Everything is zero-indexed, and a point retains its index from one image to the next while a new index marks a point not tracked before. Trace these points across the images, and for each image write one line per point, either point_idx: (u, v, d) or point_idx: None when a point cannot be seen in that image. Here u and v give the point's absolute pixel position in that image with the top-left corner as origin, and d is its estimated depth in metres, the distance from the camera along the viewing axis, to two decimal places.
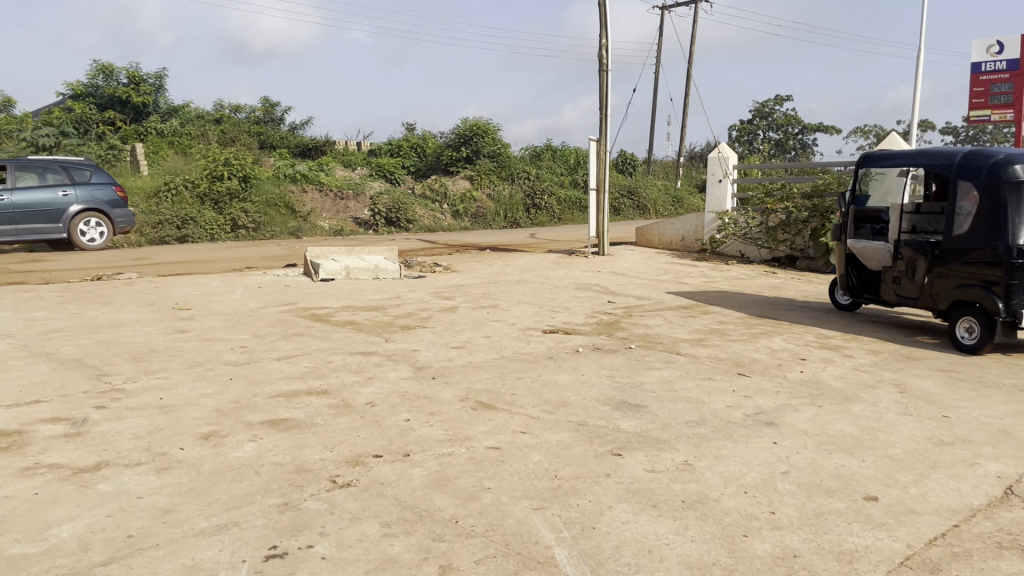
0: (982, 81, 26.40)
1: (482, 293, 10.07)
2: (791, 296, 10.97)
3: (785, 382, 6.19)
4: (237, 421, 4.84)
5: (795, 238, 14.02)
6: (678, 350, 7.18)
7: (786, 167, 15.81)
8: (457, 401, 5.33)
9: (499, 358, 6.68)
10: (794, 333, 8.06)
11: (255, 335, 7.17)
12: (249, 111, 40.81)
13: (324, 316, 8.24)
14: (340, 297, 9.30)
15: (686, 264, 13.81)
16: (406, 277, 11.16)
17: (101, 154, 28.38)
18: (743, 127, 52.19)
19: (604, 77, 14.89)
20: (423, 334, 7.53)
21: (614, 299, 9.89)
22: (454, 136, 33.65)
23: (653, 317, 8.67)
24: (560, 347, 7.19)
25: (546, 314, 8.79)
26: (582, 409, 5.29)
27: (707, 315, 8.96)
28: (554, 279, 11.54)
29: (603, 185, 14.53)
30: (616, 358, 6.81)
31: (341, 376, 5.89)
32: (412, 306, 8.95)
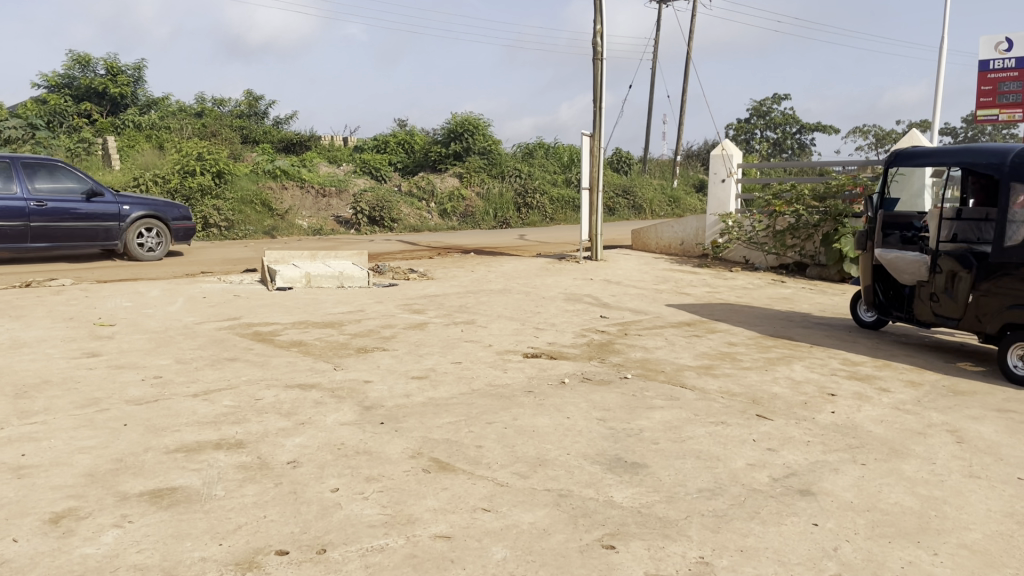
0: (990, 78, 25.14)
1: (459, 305, 8.92)
2: (805, 310, 9.84)
3: (815, 428, 5.05)
4: (107, 492, 3.67)
5: (806, 243, 13.01)
6: (682, 382, 6.04)
7: (794, 165, 14.70)
8: (404, 460, 4.17)
9: (467, 392, 5.52)
10: (816, 359, 6.92)
11: (178, 362, 6.00)
12: (232, 105, 39.63)
13: (269, 335, 7.08)
14: (294, 311, 8.14)
15: (686, 271, 12.69)
16: (375, 285, 10.00)
17: (72, 147, 27.18)
18: (739, 126, 51.09)
19: (599, 66, 13.77)
20: (381, 358, 6.38)
21: (607, 314, 8.75)
22: (444, 132, 32.50)
23: (652, 337, 7.53)
24: (542, 378, 6.03)
25: (529, 332, 7.64)
26: (564, 470, 4.13)
27: (714, 333, 7.83)
28: (541, 288, 10.38)
29: (595, 184, 13.41)
30: (609, 393, 5.65)
31: (266, 421, 4.72)
32: (376, 321, 7.80)
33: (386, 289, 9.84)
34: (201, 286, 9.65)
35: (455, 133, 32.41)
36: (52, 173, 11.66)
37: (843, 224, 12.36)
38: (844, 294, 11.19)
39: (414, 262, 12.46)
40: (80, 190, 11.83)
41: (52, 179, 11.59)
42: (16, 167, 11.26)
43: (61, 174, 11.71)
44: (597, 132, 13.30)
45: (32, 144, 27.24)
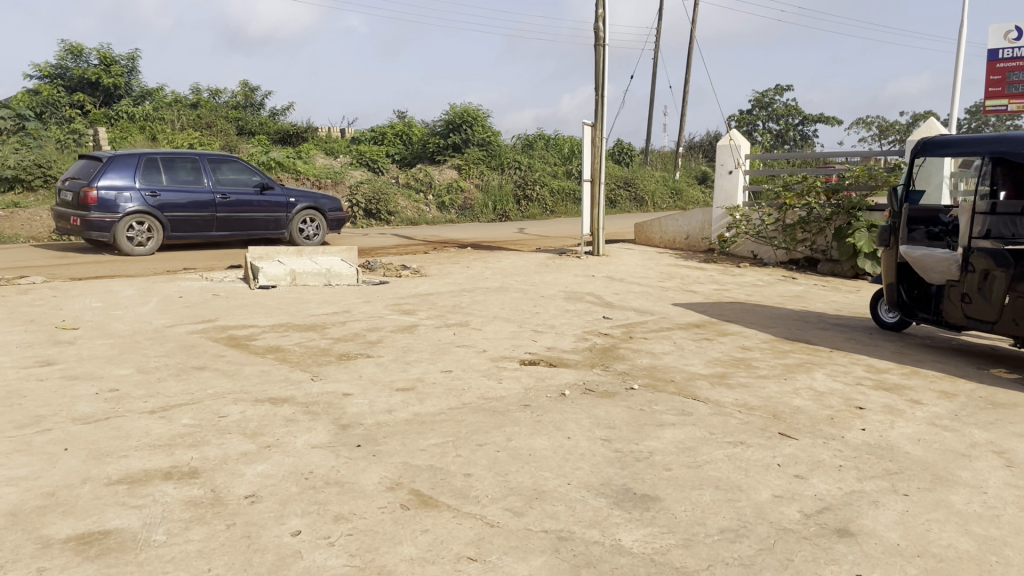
0: (999, 68, 24.44)
1: (452, 305, 8.37)
2: (820, 309, 9.27)
3: (847, 449, 4.50)
4: (27, 538, 3.13)
5: (816, 238, 12.42)
6: (694, 393, 5.49)
7: (804, 156, 14.08)
8: (380, 493, 3.62)
9: (457, 407, 4.97)
10: (838, 366, 6.36)
11: (140, 372, 5.45)
12: (228, 96, 39.03)
13: (245, 339, 6.53)
14: (274, 312, 7.58)
15: (692, 268, 12.12)
16: (364, 283, 9.44)
17: (62, 138, 26.61)
18: (742, 118, 50.42)
19: (600, 53, 13.21)
20: (364, 367, 5.82)
21: (611, 315, 8.21)
22: (442, 123, 31.90)
23: (659, 341, 6.99)
24: (540, 389, 5.48)
25: (526, 335, 7.09)
26: (563, 505, 3.58)
27: (726, 337, 7.28)
28: (540, 286, 9.83)
29: (597, 177, 12.84)
30: (614, 407, 5.10)
31: (228, 444, 4.18)
32: (362, 323, 7.25)
33: (376, 287, 9.28)
34: (180, 283, 9.11)
35: (453, 124, 31.78)
36: (228, 169, 13.02)
37: (856, 217, 11.81)
38: (859, 291, 10.62)
39: (408, 258, 11.90)
40: (252, 182, 13.20)
41: (231, 174, 12.96)
42: (202, 163, 12.70)
43: (233, 168, 13.05)
44: (599, 122, 12.73)
45: (22, 134, 26.68)
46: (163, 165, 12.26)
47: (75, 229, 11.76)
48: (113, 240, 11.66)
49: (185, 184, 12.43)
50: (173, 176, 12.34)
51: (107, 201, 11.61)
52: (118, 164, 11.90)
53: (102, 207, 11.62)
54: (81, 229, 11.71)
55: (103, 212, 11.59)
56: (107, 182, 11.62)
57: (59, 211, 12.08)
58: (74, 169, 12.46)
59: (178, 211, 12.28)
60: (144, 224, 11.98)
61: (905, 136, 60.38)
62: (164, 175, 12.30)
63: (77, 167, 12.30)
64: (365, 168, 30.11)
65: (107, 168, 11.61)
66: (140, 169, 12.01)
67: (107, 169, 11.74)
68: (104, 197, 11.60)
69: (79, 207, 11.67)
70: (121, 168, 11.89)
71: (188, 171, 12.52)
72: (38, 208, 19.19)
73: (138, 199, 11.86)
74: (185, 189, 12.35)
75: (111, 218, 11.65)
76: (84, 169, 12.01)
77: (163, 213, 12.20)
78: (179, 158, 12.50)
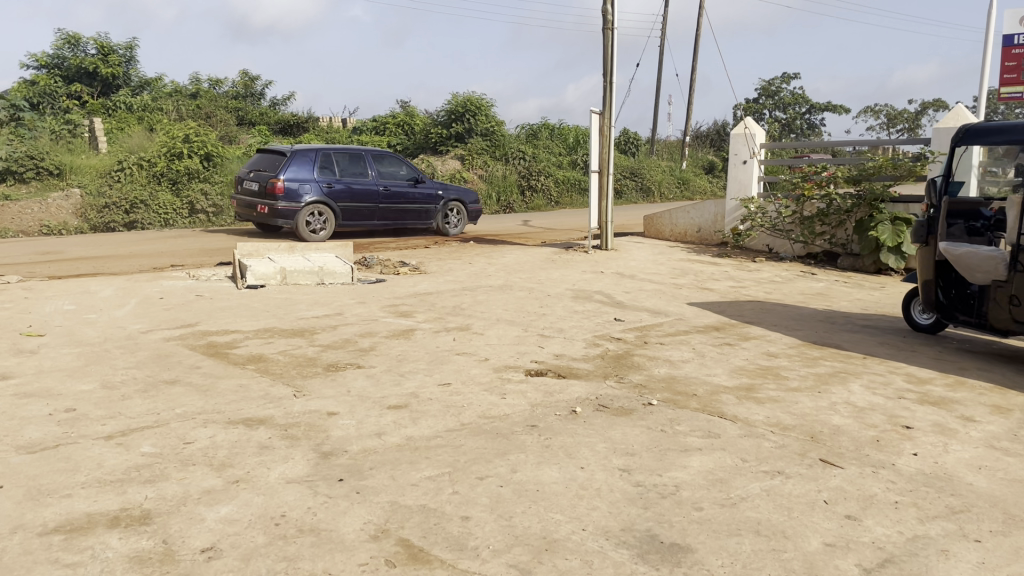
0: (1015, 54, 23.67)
1: (453, 306, 7.81)
2: (845, 308, 8.70)
3: (901, 481, 3.93)
4: None
5: (836, 231, 11.84)
6: (721, 409, 4.93)
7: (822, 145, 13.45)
8: (362, 545, 3.07)
9: (455, 429, 4.41)
10: (875, 376, 5.79)
11: (103, 388, 4.90)
12: (228, 85, 38.43)
13: (226, 346, 5.99)
14: (261, 315, 7.03)
15: (706, 262, 11.54)
16: (360, 281, 8.89)
17: (56, 129, 26.04)
18: (749, 106, 49.59)
19: (608, 37, 12.63)
20: (354, 379, 5.27)
21: (623, 316, 7.64)
22: (445, 112, 31.23)
23: (677, 347, 6.42)
24: (548, 405, 4.92)
25: (533, 341, 6.53)
26: (579, 560, 3.02)
27: (749, 342, 6.71)
28: (547, 284, 9.27)
29: (605, 168, 12.24)
30: (632, 427, 4.54)
31: (191, 479, 3.62)
32: (355, 328, 6.70)
33: (371, 286, 8.72)
34: (163, 283, 8.57)
35: (456, 114, 31.06)
36: (387, 164, 14.21)
37: (879, 209, 11.22)
38: (884, 288, 10.04)
39: (407, 254, 11.34)
40: (405, 175, 14.39)
41: (391, 168, 14.13)
42: (367, 158, 13.86)
43: (390, 163, 14.26)
44: (609, 110, 12.11)
45: (15, 125, 26.13)
46: (336, 159, 13.45)
47: (261, 217, 12.95)
48: (298, 228, 12.83)
49: (354, 177, 13.63)
50: (345, 170, 13.52)
51: (292, 191, 12.78)
52: (298, 158, 13.07)
53: (288, 196, 12.81)
54: (268, 217, 12.87)
55: (289, 202, 12.78)
56: (292, 174, 12.81)
57: (245, 200, 13.25)
58: (251, 163, 13.66)
59: (346, 201, 13.44)
60: (320, 213, 13.13)
61: (914, 124, 59.50)
62: (336, 169, 13.49)
63: (256, 161, 13.52)
64: None
65: (294, 162, 12.82)
66: (317, 163, 13.19)
67: (292, 163, 12.94)
68: (288, 188, 12.79)
69: (266, 197, 12.87)
70: (302, 162, 13.09)
71: (356, 165, 13.70)
72: (29, 200, 18.65)
73: (316, 190, 13.03)
74: (354, 181, 13.52)
75: (295, 207, 12.82)
76: (267, 163, 13.21)
77: (336, 204, 13.37)
78: (348, 153, 13.68)
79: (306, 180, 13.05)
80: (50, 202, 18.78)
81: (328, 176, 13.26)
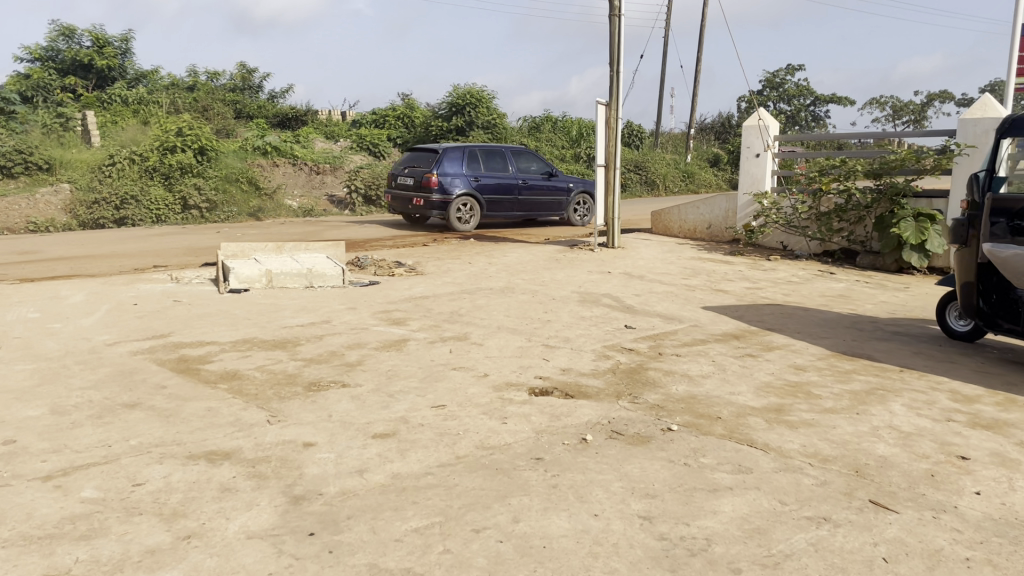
0: None
1: (451, 311, 7.26)
2: (871, 311, 8.12)
3: (968, 529, 3.37)
4: None
5: (855, 227, 11.27)
6: (750, 436, 4.37)
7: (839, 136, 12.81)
8: None
9: (449, 463, 3.85)
10: (917, 394, 5.22)
11: (52, 414, 4.33)
12: (226, 78, 37.86)
13: (198, 360, 5.43)
14: (241, 324, 6.47)
15: (718, 262, 10.98)
16: (352, 284, 8.33)
17: (48, 122, 25.47)
18: (754, 98, 48.78)
19: (615, 24, 12.07)
20: (337, 401, 4.70)
21: (635, 322, 7.08)
22: (446, 104, 30.55)
23: (695, 360, 5.86)
24: (555, 432, 4.36)
25: (537, 352, 5.98)
26: None
27: (773, 353, 6.15)
28: (552, 286, 8.71)
29: (612, 162, 11.66)
30: (650, 460, 3.98)
31: (134, 534, 3.06)
32: (343, 338, 6.14)
33: (363, 289, 8.17)
34: (140, 287, 8.01)
35: (457, 107, 30.30)
36: (523, 160, 15.50)
37: (901, 205, 10.63)
38: (910, 289, 9.46)
39: (403, 253, 10.80)
40: (541, 170, 15.68)
41: (527, 163, 15.42)
42: (507, 154, 15.16)
43: (529, 159, 15.56)
44: (616, 101, 11.52)
45: (7, 120, 25.61)
46: (480, 156, 14.77)
47: (416, 209, 14.32)
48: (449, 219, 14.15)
49: (498, 172, 14.95)
50: (488, 165, 14.85)
51: (446, 185, 14.12)
52: (450, 155, 14.44)
53: (441, 189, 14.15)
54: (423, 208, 14.24)
55: (443, 194, 14.11)
56: (445, 169, 14.15)
57: (401, 193, 14.64)
58: (403, 160, 14.97)
59: (491, 193, 14.76)
60: (468, 206, 14.48)
61: (921, 115, 58.77)
62: (481, 165, 14.82)
63: (406, 158, 14.84)
64: (366, 152, 29.06)
65: (447, 159, 14.15)
66: (466, 159, 14.52)
67: (443, 160, 14.28)
68: (442, 182, 14.12)
69: (423, 190, 14.20)
70: (452, 158, 14.42)
71: (498, 161, 15.01)
72: (16, 196, 18.10)
73: (465, 183, 14.39)
74: (497, 176, 14.82)
75: (447, 199, 14.15)
76: (421, 159, 14.57)
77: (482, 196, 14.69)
78: (490, 150, 15.00)
79: (456, 175, 14.36)
80: (39, 198, 18.26)
81: (474, 171, 14.60)
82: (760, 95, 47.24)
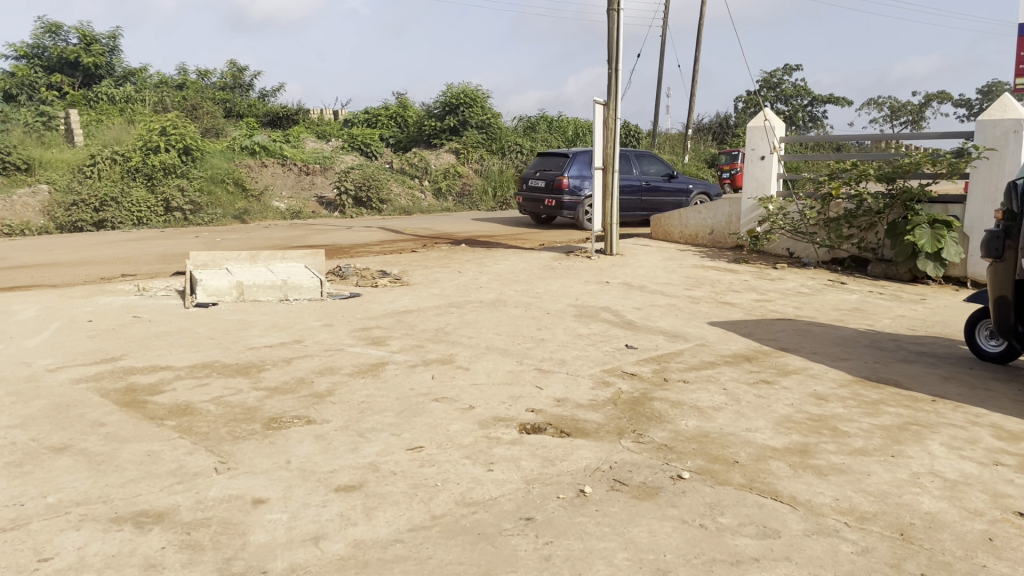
0: None
1: (436, 329, 6.67)
2: (889, 327, 7.55)
3: None
4: None
5: (866, 234, 10.71)
6: (773, 487, 3.78)
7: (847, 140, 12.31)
8: None
9: (421, 527, 3.26)
10: (956, 430, 4.64)
11: None
12: (216, 77, 37.24)
13: (148, 391, 4.83)
14: (203, 345, 5.87)
15: (722, 270, 10.41)
16: (331, 296, 7.74)
17: (30, 121, 24.82)
18: (749, 98, 48.12)
19: (614, 20, 11.50)
20: (299, 442, 4.10)
21: (636, 341, 6.49)
22: (439, 104, 30.04)
23: (705, 389, 5.27)
24: (550, 481, 3.77)
25: (528, 378, 5.39)
26: None
27: (789, 379, 5.57)
28: (546, 298, 8.13)
29: (610, 164, 11.07)
30: (659, 521, 3.39)
31: None
32: (315, 361, 5.55)
33: (343, 302, 7.58)
34: (101, 300, 7.40)
35: (450, 107, 29.96)
36: (648, 163, 16.67)
37: (915, 211, 10.09)
38: (927, 302, 8.90)
39: (389, 262, 10.21)
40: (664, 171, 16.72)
41: (652, 166, 16.55)
42: (631, 158, 16.28)
43: (652, 159, 16.64)
44: (614, 100, 10.92)
45: None
46: (606, 158, 16.05)
47: (549, 209, 15.74)
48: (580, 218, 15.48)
49: (622, 172, 16.17)
50: (614, 167, 16.08)
51: (577, 187, 15.52)
52: (580, 157, 15.77)
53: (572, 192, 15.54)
54: (556, 208, 15.64)
55: (574, 195, 15.51)
56: (574, 172, 15.52)
57: (533, 196, 16.12)
58: (537, 164, 16.41)
59: (616, 194, 16.06)
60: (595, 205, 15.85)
61: (918, 116, 58.34)
62: None
63: (538, 162, 16.24)
64: (357, 152, 28.52)
65: (576, 163, 15.48)
66: (594, 163, 15.84)
67: (573, 163, 15.63)
68: (573, 184, 15.54)
69: (554, 192, 15.62)
70: (581, 162, 15.74)
71: (623, 163, 16.21)
72: None
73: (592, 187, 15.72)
74: (621, 176, 16.08)
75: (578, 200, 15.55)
76: (552, 163, 15.95)
77: None
78: (615, 152, 16.22)
79: (585, 177, 15.72)
80: (16, 200, 17.63)
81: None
82: (757, 95, 46.71)
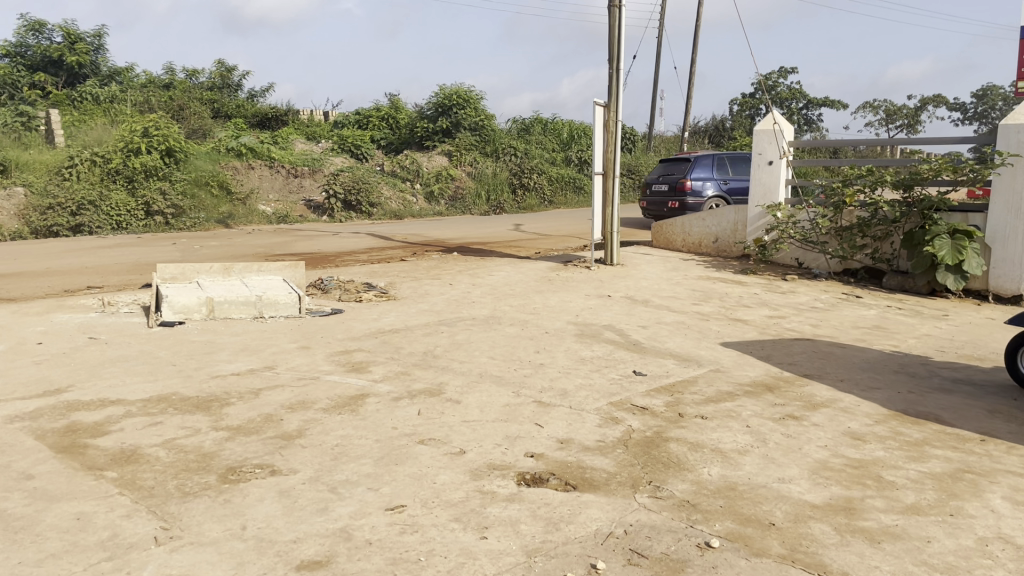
0: None
1: (425, 352, 6.07)
2: (916, 348, 6.97)
3: None
4: None
5: (881, 244, 10.19)
6: (820, 559, 3.18)
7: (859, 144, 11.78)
8: None
9: None
10: (1018, 479, 4.05)
11: None
12: (203, 77, 36.53)
13: (90, 432, 4.21)
14: (162, 373, 5.25)
15: (729, 282, 9.84)
16: (310, 313, 7.12)
17: (9, 121, 24.09)
18: (744, 101, 47.52)
19: (614, 17, 10.92)
20: (258, 502, 3.49)
21: (644, 366, 5.90)
22: (431, 105, 29.42)
23: (726, 426, 4.69)
24: (556, 554, 3.15)
25: (527, 413, 4.78)
26: None
27: (818, 414, 4.98)
28: (544, 315, 7.54)
29: (611, 169, 10.48)
30: None
31: None
32: (287, 392, 4.94)
33: (323, 319, 6.97)
34: (57, 318, 6.76)
35: (443, 108, 29.32)
36: None
37: (933, 221, 9.53)
38: (950, 318, 8.34)
39: (376, 272, 9.60)
40: None
41: None
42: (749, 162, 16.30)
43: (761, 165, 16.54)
44: (614, 102, 10.34)
45: None
46: (727, 163, 16.04)
47: (671, 211, 15.67)
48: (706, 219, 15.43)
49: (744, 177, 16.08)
50: (735, 171, 16.07)
51: (699, 190, 15.49)
52: (701, 162, 15.80)
53: (695, 193, 15.56)
54: (678, 211, 15.59)
55: (698, 197, 15.47)
56: (697, 175, 15.53)
57: (653, 201, 16.04)
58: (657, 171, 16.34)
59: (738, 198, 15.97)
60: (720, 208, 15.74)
61: (914, 119, 57.96)
62: (727, 171, 16.07)
63: (660, 168, 16.33)
64: (347, 154, 27.87)
65: (701, 165, 15.56)
66: (716, 166, 15.84)
67: (696, 166, 15.65)
68: (696, 187, 15.50)
69: (677, 194, 15.65)
70: (703, 165, 15.80)
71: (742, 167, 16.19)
72: None
73: (715, 187, 15.68)
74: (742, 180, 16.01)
75: (702, 202, 15.53)
76: (674, 168, 15.94)
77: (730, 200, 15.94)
78: (734, 157, 16.22)
79: (707, 180, 15.68)
80: None
81: (722, 176, 15.87)
82: (752, 98, 46.21)
